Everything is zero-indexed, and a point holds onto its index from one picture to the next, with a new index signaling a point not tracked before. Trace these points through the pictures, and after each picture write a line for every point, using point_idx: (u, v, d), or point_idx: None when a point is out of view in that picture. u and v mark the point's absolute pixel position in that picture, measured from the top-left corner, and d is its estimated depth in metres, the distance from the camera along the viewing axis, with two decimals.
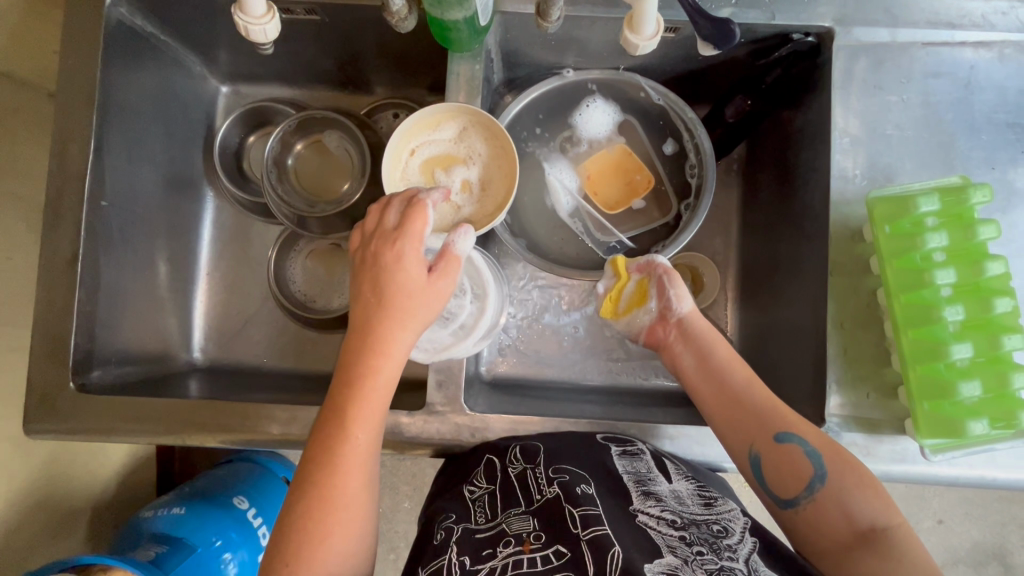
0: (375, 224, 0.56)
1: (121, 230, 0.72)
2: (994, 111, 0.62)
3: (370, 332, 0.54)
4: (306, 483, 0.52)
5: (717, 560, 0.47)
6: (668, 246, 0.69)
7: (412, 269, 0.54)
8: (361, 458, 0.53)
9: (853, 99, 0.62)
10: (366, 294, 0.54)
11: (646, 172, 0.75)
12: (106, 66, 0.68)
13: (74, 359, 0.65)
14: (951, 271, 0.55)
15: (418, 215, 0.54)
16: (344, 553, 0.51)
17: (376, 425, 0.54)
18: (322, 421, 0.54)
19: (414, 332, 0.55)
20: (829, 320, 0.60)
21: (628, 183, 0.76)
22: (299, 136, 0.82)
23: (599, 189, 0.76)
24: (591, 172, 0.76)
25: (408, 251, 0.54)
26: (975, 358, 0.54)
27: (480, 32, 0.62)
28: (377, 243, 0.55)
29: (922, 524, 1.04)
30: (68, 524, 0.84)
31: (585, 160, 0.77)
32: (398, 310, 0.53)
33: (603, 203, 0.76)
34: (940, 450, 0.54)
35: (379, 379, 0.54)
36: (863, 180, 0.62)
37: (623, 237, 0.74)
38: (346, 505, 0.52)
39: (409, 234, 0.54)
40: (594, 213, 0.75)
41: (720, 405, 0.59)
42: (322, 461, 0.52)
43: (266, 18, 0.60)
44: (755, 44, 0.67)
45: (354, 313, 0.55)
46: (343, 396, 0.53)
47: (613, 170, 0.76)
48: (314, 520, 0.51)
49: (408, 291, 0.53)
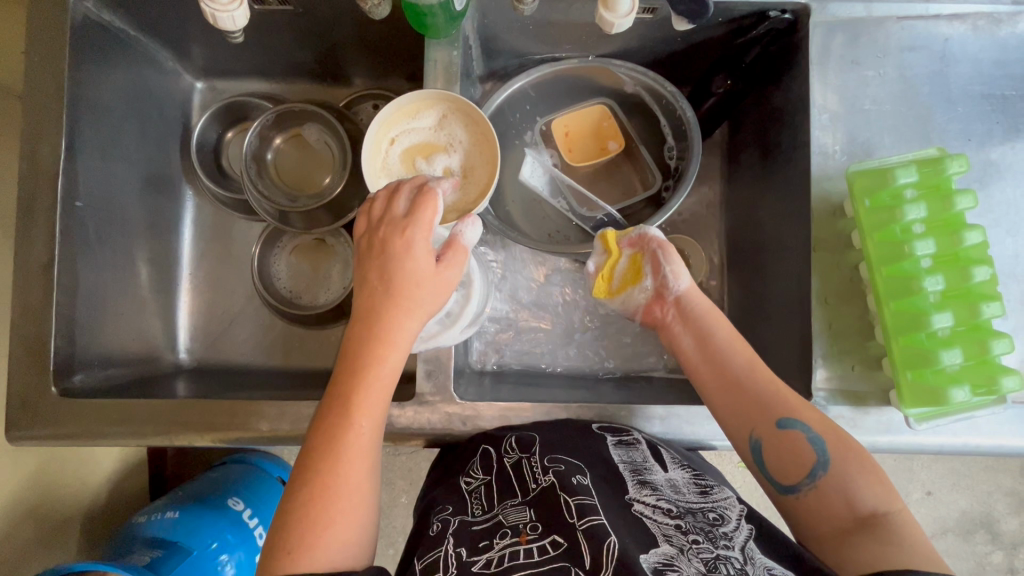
0: (383, 210, 0.55)
1: (98, 231, 0.70)
2: (969, 83, 0.63)
3: (377, 320, 0.53)
4: (310, 471, 0.51)
5: (713, 549, 0.47)
6: (655, 217, 0.68)
7: (421, 258, 0.53)
8: (365, 446, 0.53)
9: (831, 75, 0.63)
10: (372, 281, 0.54)
11: (620, 139, 0.75)
12: (75, 62, 0.66)
13: (55, 364, 0.64)
14: (930, 241, 0.56)
15: (427, 204, 0.53)
16: (347, 541, 0.51)
17: (380, 414, 0.54)
18: (326, 409, 0.53)
19: (419, 320, 0.54)
20: (815, 295, 0.61)
21: (603, 149, 0.76)
22: (277, 130, 0.81)
23: (574, 147, 0.76)
24: (569, 129, 0.76)
25: (418, 240, 0.53)
26: (956, 326, 0.55)
27: (457, 16, 0.62)
28: (386, 230, 0.54)
29: (911, 496, 1.05)
30: (61, 531, 0.83)
31: (562, 115, 0.75)
32: (405, 298, 0.53)
33: (576, 161, 0.76)
34: (925, 418, 0.55)
35: (385, 368, 0.53)
36: (843, 156, 0.62)
37: (610, 210, 0.73)
38: (349, 493, 0.51)
39: (419, 222, 0.53)
40: (575, 185, 0.74)
41: (716, 385, 0.59)
42: (327, 448, 0.52)
43: (234, 5, 0.59)
44: (732, 23, 0.67)
45: (359, 301, 0.54)
46: (350, 386, 0.53)
47: (593, 132, 0.76)
48: (318, 508, 0.50)
49: (415, 279, 0.53)
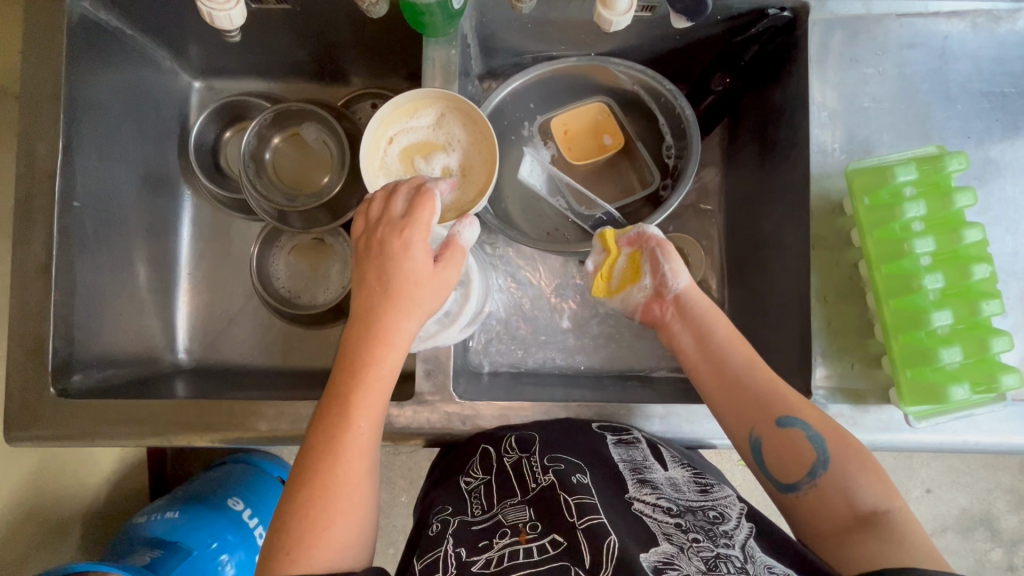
0: (381, 210, 0.54)
1: (96, 231, 0.70)
2: (969, 80, 0.63)
3: (376, 320, 0.53)
4: (309, 471, 0.51)
5: (713, 547, 0.47)
6: (654, 214, 0.68)
7: (420, 258, 0.53)
8: (364, 446, 0.53)
9: (830, 73, 0.63)
10: (370, 282, 0.53)
11: (618, 135, 0.74)
12: (72, 62, 0.66)
13: (53, 365, 0.64)
14: (930, 239, 0.56)
15: (425, 204, 0.53)
16: (347, 541, 0.51)
17: (379, 415, 0.54)
18: (324, 410, 0.53)
19: (418, 321, 0.54)
20: (813, 293, 0.61)
21: (602, 149, 0.75)
22: (276, 130, 0.81)
23: (574, 145, 0.75)
24: (568, 127, 0.75)
25: (417, 240, 0.53)
26: (955, 324, 0.55)
27: (454, 15, 0.61)
28: (383, 230, 0.53)
29: (911, 494, 1.05)
30: (61, 531, 0.83)
31: (562, 113, 0.75)
32: (403, 299, 0.53)
33: (575, 159, 0.75)
34: (924, 416, 0.55)
35: (384, 368, 0.53)
36: (842, 153, 0.62)
37: (608, 209, 0.73)
38: (348, 493, 0.51)
39: (418, 222, 0.53)
40: (574, 184, 0.74)
41: (715, 384, 0.59)
42: (326, 448, 0.52)
43: (230, 4, 0.59)
44: (731, 21, 0.67)
45: (357, 302, 0.54)
46: (348, 387, 0.53)
47: (592, 131, 0.75)
48: (317, 508, 0.50)
49: (414, 280, 0.53)
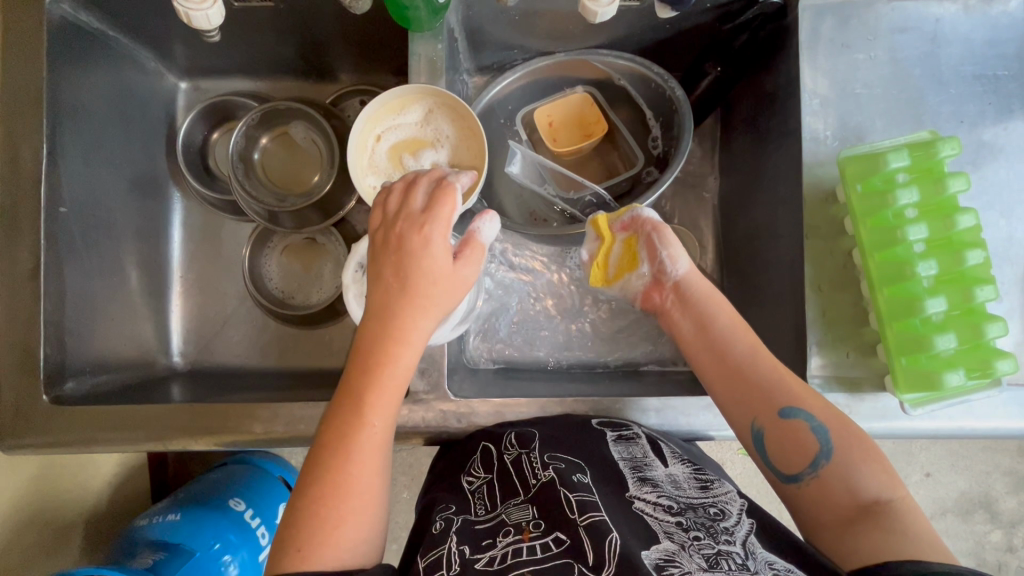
0: (399, 205, 0.54)
1: (85, 236, 0.70)
2: (961, 64, 0.62)
3: (393, 318, 0.52)
4: (320, 469, 0.51)
5: (715, 545, 0.47)
6: (646, 195, 0.68)
7: (439, 255, 0.52)
8: (377, 445, 0.52)
9: (821, 59, 0.62)
10: (386, 277, 0.52)
11: (604, 123, 0.74)
12: (53, 65, 0.65)
13: (45, 372, 0.63)
14: (923, 227, 0.55)
15: (446, 199, 0.53)
16: (358, 538, 0.51)
17: (392, 413, 0.53)
18: (337, 407, 0.53)
19: (434, 319, 0.53)
20: (807, 282, 0.60)
21: (587, 135, 0.74)
22: (263, 130, 0.80)
23: (559, 135, 0.74)
24: (553, 118, 0.74)
25: (436, 236, 0.52)
26: (950, 310, 0.55)
27: (440, 9, 0.61)
28: (403, 225, 0.52)
29: (911, 478, 1.06)
30: (63, 537, 0.83)
31: (545, 104, 0.74)
32: (421, 296, 0.52)
33: (561, 149, 0.74)
34: (919, 404, 0.55)
35: (400, 367, 0.53)
36: (835, 141, 0.62)
37: (598, 189, 0.72)
38: (359, 491, 0.51)
39: (437, 218, 0.52)
40: (557, 169, 0.72)
41: (716, 373, 0.59)
42: (339, 446, 0.51)
43: (207, 3, 0.59)
44: (721, 8, 0.67)
45: (372, 297, 0.53)
46: (364, 384, 0.52)
47: (576, 119, 0.74)
48: (328, 505, 0.50)
49: (431, 276, 0.52)
